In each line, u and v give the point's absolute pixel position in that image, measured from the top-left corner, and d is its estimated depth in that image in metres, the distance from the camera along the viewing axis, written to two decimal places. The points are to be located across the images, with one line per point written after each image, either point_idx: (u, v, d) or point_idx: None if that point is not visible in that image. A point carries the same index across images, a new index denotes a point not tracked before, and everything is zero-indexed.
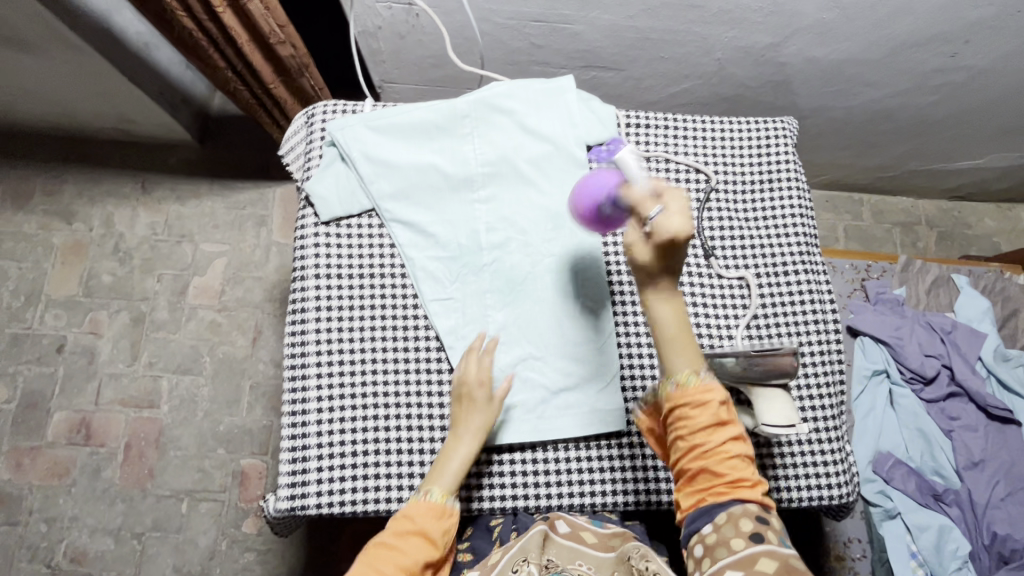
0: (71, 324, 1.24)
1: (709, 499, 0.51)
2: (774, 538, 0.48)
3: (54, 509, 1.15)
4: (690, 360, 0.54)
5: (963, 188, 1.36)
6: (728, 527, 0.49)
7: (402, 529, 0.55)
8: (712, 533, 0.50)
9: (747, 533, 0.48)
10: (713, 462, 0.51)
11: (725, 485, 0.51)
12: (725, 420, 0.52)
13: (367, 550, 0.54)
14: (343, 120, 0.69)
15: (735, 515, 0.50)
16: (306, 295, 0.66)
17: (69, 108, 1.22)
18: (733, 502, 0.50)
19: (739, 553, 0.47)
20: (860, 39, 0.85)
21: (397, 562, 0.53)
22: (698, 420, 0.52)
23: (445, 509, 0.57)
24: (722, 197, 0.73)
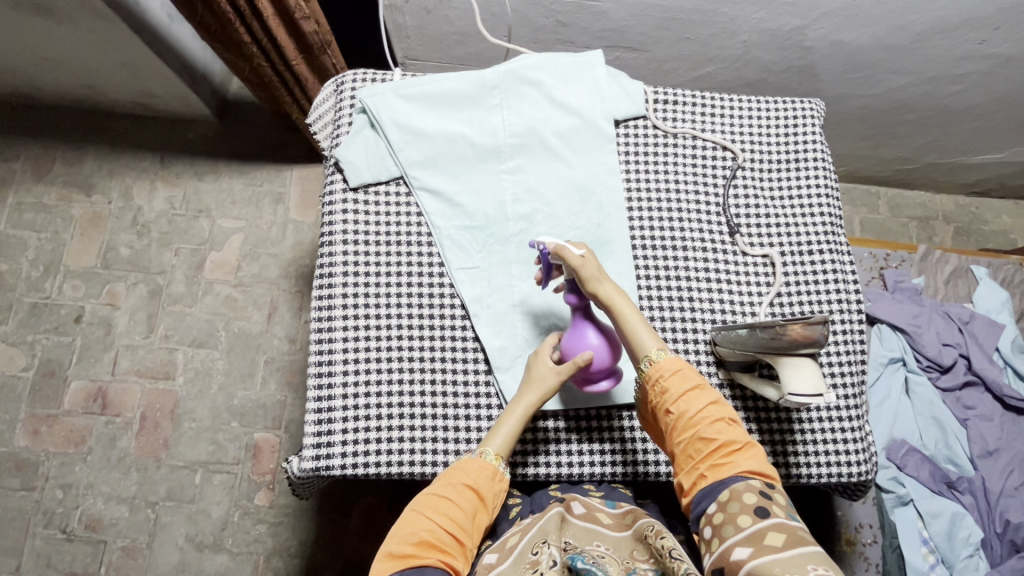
0: (89, 295, 1.25)
1: (710, 475, 0.52)
2: (779, 511, 0.48)
3: (71, 476, 1.17)
4: (654, 337, 0.59)
5: (981, 183, 1.36)
6: (732, 504, 0.49)
7: (455, 482, 0.56)
8: (718, 512, 0.49)
9: (751, 508, 0.48)
10: (707, 436, 0.54)
11: (723, 459, 0.53)
12: (713, 397, 0.56)
13: (417, 500, 0.55)
14: (374, 87, 0.69)
15: (738, 491, 0.50)
16: (334, 260, 0.66)
17: (91, 79, 1.23)
18: (734, 476, 0.51)
19: (747, 530, 0.46)
20: (889, 23, 0.85)
21: (449, 513, 0.54)
22: (686, 398, 0.56)
23: (498, 472, 0.58)
24: (748, 175, 0.73)
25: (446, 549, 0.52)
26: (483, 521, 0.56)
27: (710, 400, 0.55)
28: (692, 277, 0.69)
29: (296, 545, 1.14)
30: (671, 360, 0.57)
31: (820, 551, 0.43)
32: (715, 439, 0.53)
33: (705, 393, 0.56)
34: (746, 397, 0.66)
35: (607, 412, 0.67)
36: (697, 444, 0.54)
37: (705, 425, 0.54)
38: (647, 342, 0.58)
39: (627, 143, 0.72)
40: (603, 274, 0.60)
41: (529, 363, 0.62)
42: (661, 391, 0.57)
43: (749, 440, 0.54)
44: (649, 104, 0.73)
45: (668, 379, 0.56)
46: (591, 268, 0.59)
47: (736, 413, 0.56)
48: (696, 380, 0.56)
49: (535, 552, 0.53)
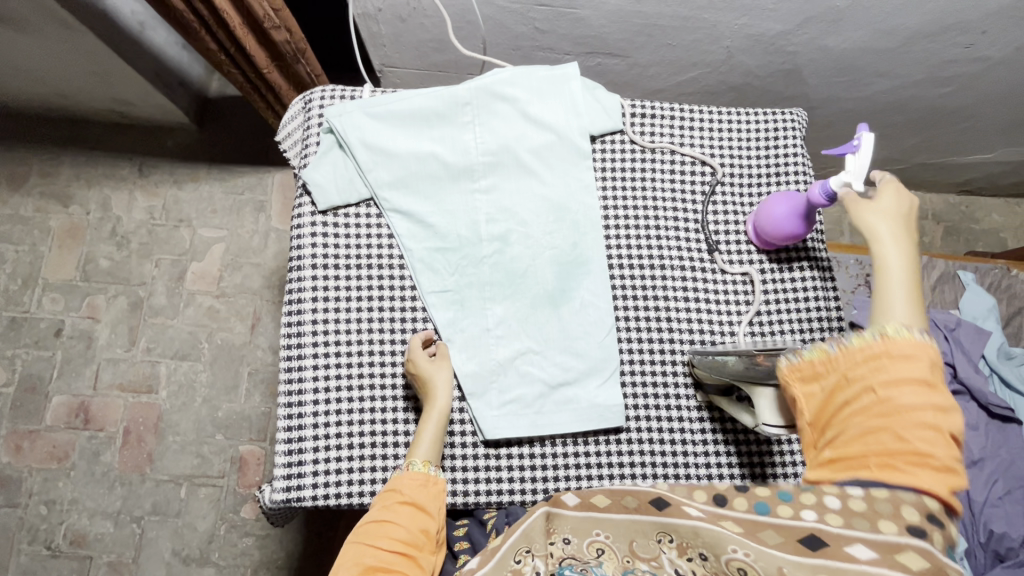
0: (69, 308, 1.24)
1: (876, 468, 0.41)
2: (942, 543, 0.38)
3: (54, 491, 1.16)
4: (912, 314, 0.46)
5: (971, 182, 1.34)
6: (881, 509, 0.39)
7: (390, 501, 0.54)
8: (860, 513, 0.40)
9: (907, 525, 0.38)
10: (897, 432, 0.41)
11: (904, 464, 0.40)
12: (931, 391, 0.41)
13: (355, 532, 0.52)
14: (341, 105, 0.67)
15: (900, 502, 0.39)
16: (303, 285, 0.65)
17: (65, 88, 1.20)
18: (911, 490, 0.39)
19: (887, 538, 0.38)
20: (875, 27, 0.83)
21: (390, 534, 0.52)
22: (895, 379, 0.42)
23: (431, 478, 0.57)
24: (727, 190, 0.71)
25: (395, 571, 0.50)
26: (429, 534, 0.54)
27: (932, 393, 0.41)
28: (670, 298, 0.68)
29: (284, 557, 1.14)
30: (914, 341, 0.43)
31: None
32: (908, 439, 0.40)
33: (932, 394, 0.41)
34: (725, 419, 0.65)
35: (585, 437, 0.64)
36: (864, 431, 0.42)
37: (906, 416, 0.41)
38: (897, 309, 0.46)
39: (604, 159, 0.70)
40: (899, 228, 0.52)
41: (413, 373, 0.61)
42: (870, 363, 0.43)
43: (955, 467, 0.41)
44: (626, 118, 0.71)
45: (887, 353, 0.43)
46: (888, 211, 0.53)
47: (961, 427, 0.41)
48: (916, 366, 0.42)
49: (517, 560, 0.49)
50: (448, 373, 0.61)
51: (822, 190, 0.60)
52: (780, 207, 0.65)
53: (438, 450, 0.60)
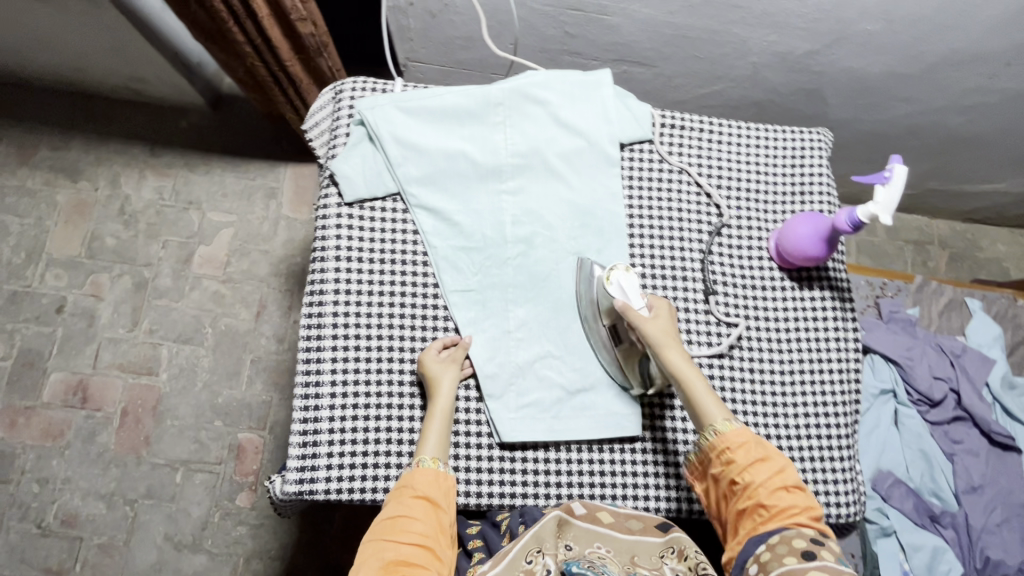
0: (72, 285, 1.22)
1: (765, 533, 0.53)
2: (829, 556, 0.50)
3: (48, 470, 1.14)
4: (718, 406, 0.58)
5: (979, 210, 1.36)
6: (780, 547, 0.51)
7: (403, 496, 0.55)
8: (766, 552, 0.52)
9: (799, 551, 0.50)
10: (765, 496, 0.54)
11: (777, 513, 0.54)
12: (778, 467, 0.56)
13: (374, 528, 0.54)
14: (373, 98, 0.67)
15: (788, 536, 0.52)
16: (325, 276, 0.64)
17: (81, 62, 1.18)
18: (784, 529, 0.53)
19: (791, 566, 0.49)
20: (901, 52, 0.83)
21: (409, 529, 0.54)
22: (750, 466, 0.56)
23: (441, 472, 0.58)
24: (751, 205, 0.71)
25: (417, 565, 0.52)
26: (444, 527, 0.55)
27: (774, 464, 0.56)
28: (691, 309, 0.68)
29: (277, 548, 1.13)
30: (734, 433, 0.57)
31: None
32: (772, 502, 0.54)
33: (770, 461, 0.56)
34: None
35: (599, 444, 0.64)
36: (757, 507, 0.54)
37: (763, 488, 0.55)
38: (713, 412, 0.58)
39: (632, 168, 0.71)
40: (669, 338, 0.60)
41: (423, 371, 0.61)
42: (724, 458, 0.57)
43: (809, 504, 0.55)
44: (656, 128, 0.71)
45: (732, 447, 0.56)
46: (663, 337, 0.60)
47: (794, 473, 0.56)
48: (761, 450, 0.56)
49: (529, 560, 0.53)
50: (454, 373, 0.61)
51: (848, 218, 0.59)
52: (804, 228, 0.65)
53: (446, 447, 0.59)
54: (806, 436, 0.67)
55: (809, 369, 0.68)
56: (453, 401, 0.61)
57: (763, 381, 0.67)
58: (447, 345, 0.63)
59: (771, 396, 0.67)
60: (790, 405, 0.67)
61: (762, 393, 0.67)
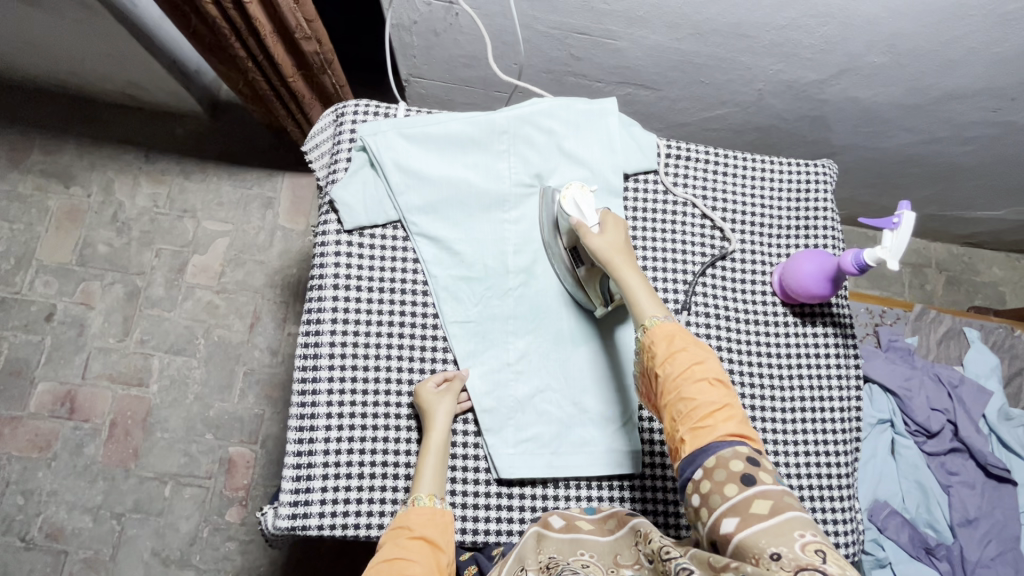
0: (62, 292, 1.20)
1: (690, 439, 0.51)
2: (767, 478, 0.47)
3: (33, 482, 1.12)
4: (656, 305, 0.57)
5: (977, 235, 1.36)
6: (718, 472, 0.48)
7: (399, 538, 0.53)
8: (705, 480, 0.48)
9: (738, 476, 0.47)
10: (688, 393, 0.52)
11: (705, 422, 0.51)
12: (704, 368, 0.53)
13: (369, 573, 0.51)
14: (375, 123, 0.65)
15: (725, 458, 0.49)
16: (323, 304, 0.63)
17: (76, 66, 1.16)
18: (713, 441, 0.50)
19: (733, 501, 0.46)
20: (906, 85, 0.83)
21: (408, 570, 0.51)
22: (671, 362, 0.54)
23: (438, 509, 0.56)
24: (755, 238, 0.71)
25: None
26: (441, 567, 0.53)
27: (701, 368, 0.53)
28: None
29: (266, 565, 1.11)
30: (663, 329, 0.55)
31: (802, 520, 0.43)
32: (695, 400, 0.52)
33: (692, 355, 0.54)
34: None
35: (598, 481, 0.63)
36: (680, 407, 0.52)
37: (690, 391, 0.52)
38: (649, 312, 0.57)
39: (636, 198, 0.70)
40: (617, 250, 0.59)
41: (418, 403, 0.60)
42: (649, 356, 0.55)
43: (732, 404, 0.52)
44: (661, 159, 0.71)
45: (659, 347, 0.54)
46: (610, 243, 0.59)
47: (724, 376, 0.54)
48: (688, 350, 0.54)
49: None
50: (449, 405, 0.59)
51: (854, 260, 0.58)
52: (808, 266, 0.65)
53: (442, 482, 0.59)
54: (806, 475, 0.66)
55: (810, 406, 0.68)
56: (447, 435, 0.60)
57: (764, 418, 0.67)
58: (442, 377, 0.61)
59: (772, 434, 0.66)
60: (791, 442, 0.66)
61: (763, 430, 0.66)
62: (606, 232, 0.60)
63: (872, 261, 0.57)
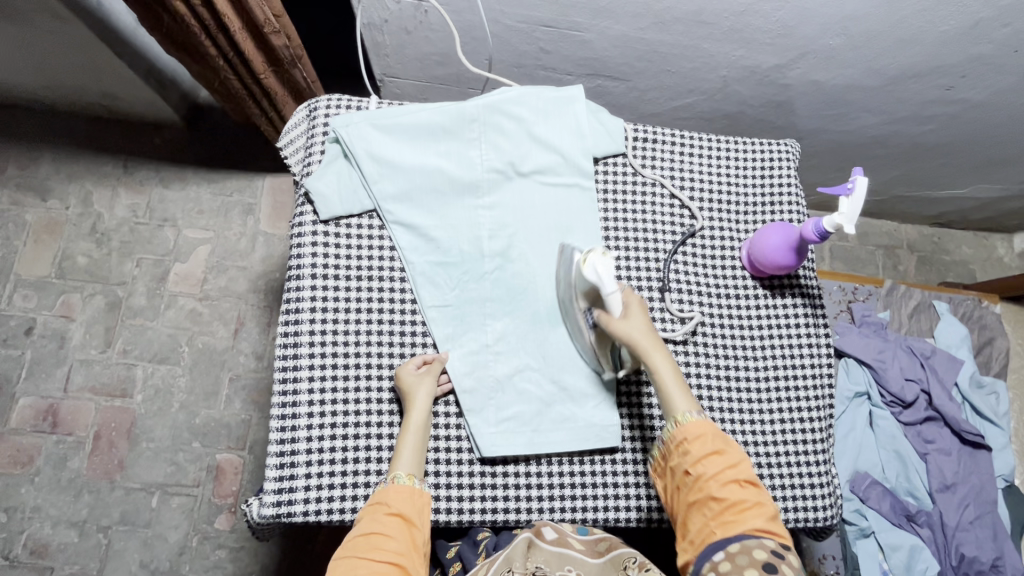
0: (42, 306, 1.19)
1: (718, 532, 0.53)
2: (790, 572, 0.49)
3: (16, 498, 1.10)
4: (687, 400, 0.58)
5: (944, 215, 1.40)
6: (742, 556, 0.50)
7: (377, 513, 0.55)
8: (726, 562, 0.51)
9: (761, 564, 0.50)
10: (717, 488, 0.54)
11: (731, 515, 0.53)
12: (733, 462, 0.55)
13: (346, 546, 0.53)
14: (348, 116, 0.67)
15: (749, 546, 0.51)
16: (301, 294, 0.64)
17: (50, 79, 1.17)
18: (741, 534, 0.52)
19: None
20: (863, 66, 0.86)
21: (383, 547, 0.53)
22: (703, 457, 0.55)
23: (416, 489, 0.57)
24: (723, 216, 0.73)
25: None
26: (416, 544, 0.54)
27: (730, 463, 0.55)
28: (667, 320, 0.69)
29: (258, 571, 1.10)
30: (697, 426, 0.56)
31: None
32: (724, 496, 0.54)
33: (725, 453, 0.56)
34: None
35: (580, 456, 0.64)
36: (708, 498, 0.54)
37: (718, 484, 0.54)
38: (677, 401, 0.58)
39: (606, 181, 0.72)
40: (646, 338, 0.59)
41: (398, 385, 0.61)
42: (679, 447, 0.57)
43: (760, 500, 0.54)
44: (629, 142, 0.73)
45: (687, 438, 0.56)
46: (638, 330, 0.59)
47: (751, 470, 0.56)
48: (718, 444, 0.56)
49: None
50: (428, 387, 0.60)
51: (814, 228, 0.61)
52: (773, 238, 0.67)
53: (420, 462, 0.59)
54: (782, 443, 0.68)
55: (783, 375, 0.69)
56: (427, 415, 0.60)
57: (738, 388, 0.68)
58: (421, 361, 0.62)
59: (747, 403, 0.68)
60: (766, 412, 0.68)
61: (738, 401, 0.68)
62: (635, 320, 0.59)
63: (829, 229, 0.59)
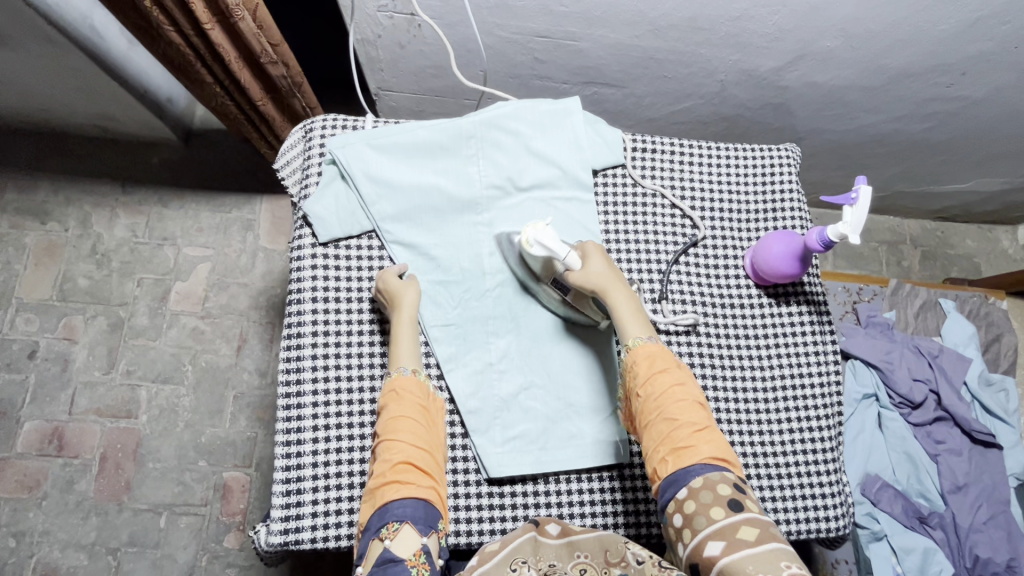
0: (44, 329, 1.19)
1: (674, 463, 0.52)
2: (752, 506, 0.49)
3: (24, 523, 1.10)
4: (642, 327, 0.59)
5: (948, 209, 1.39)
6: (705, 493, 0.49)
7: (403, 404, 0.56)
8: (689, 500, 0.50)
9: (725, 500, 0.49)
10: (671, 412, 0.54)
11: (685, 444, 0.53)
12: (682, 387, 0.55)
13: (377, 434, 0.56)
14: (344, 136, 0.66)
15: (712, 481, 0.50)
16: (302, 318, 0.63)
17: (45, 101, 1.16)
18: (698, 464, 0.52)
19: (719, 525, 0.47)
20: (861, 66, 0.85)
21: (410, 433, 0.55)
22: (652, 385, 0.56)
23: (426, 380, 0.59)
24: (724, 224, 0.72)
25: (420, 472, 0.54)
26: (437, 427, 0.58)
27: (680, 389, 0.55)
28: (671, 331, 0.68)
29: None
30: (647, 349, 0.58)
31: (786, 548, 0.45)
32: (678, 419, 0.54)
33: (673, 378, 0.56)
34: None
35: (588, 473, 0.63)
36: (662, 428, 0.54)
37: (671, 414, 0.54)
38: (631, 328, 0.59)
39: (606, 193, 0.71)
40: (609, 278, 0.61)
41: (384, 290, 0.62)
42: (631, 376, 0.57)
43: (711, 425, 0.54)
44: (628, 152, 0.72)
45: (640, 369, 0.57)
46: (601, 270, 0.61)
47: (701, 395, 0.56)
48: (666, 370, 0.56)
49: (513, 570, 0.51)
50: (415, 290, 0.61)
51: (818, 238, 0.60)
52: (779, 247, 0.66)
53: (417, 355, 0.61)
54: (792, 453, 0.67)
55: (791, 383, 0.69)
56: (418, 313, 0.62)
57: (746, 398, 0.68)
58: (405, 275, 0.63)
59: (756, 413, 0.68)
60: (775, 421, 0.68)
61: (747, 410, 0.67)
62: (597, 264, 0.62)
63: (832, 237, 0.58)
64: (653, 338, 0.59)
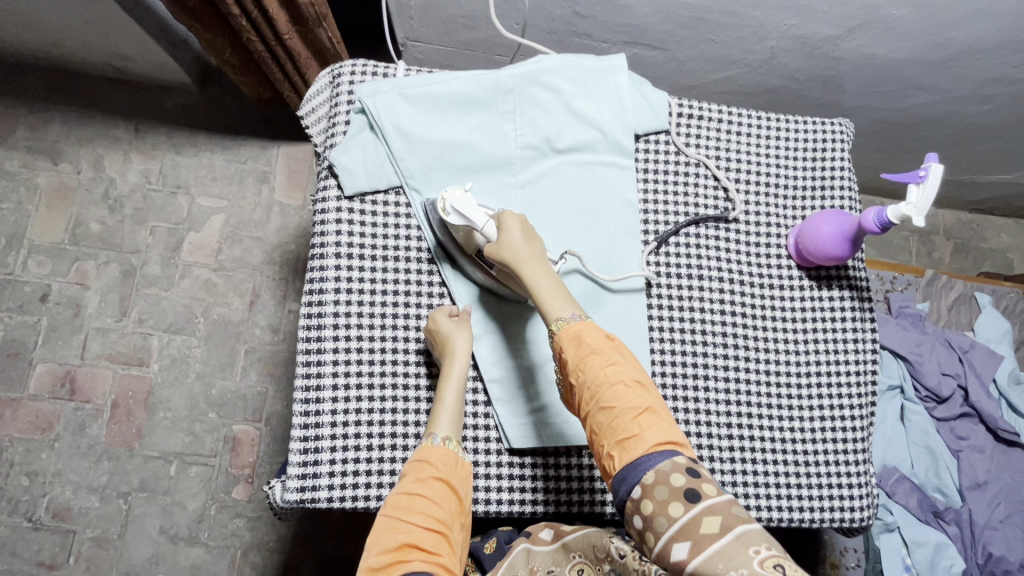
0: (56, 272, 1.17)
1: (621, 458, 0.48)
2: (711, 490, 0.45)
3: (37, 463, 1.11)
4: (562, 304, 0.55)
5: (987, 201, 1.33)
6: (659, 489, 0.45)
7: (424, 475, 0.52)
8: (647, 500, 0.46)
9: (682, 492, 0.45)
10: (607, 400, 0.50)
11: (627, 434, 0.49)
12: (615, 368, 0.51)
13: (388, 501, 0.51)
14: (374, 84, 0.62)
15: (664, 472, 0.46)
16: (325, 275, 0.61)
17: (57, 35, 1.11)
18: (645, 455, 0.47)
19: (681, 523, 0.43)
20: (924, 39, 0.80)
21: (426, 509, 0.50)
22: (585, 370, 0.51)
23: (460, 458, 0.55)
24: (768, 200, 0.69)
25: (427, 549, 0.48)
26: (459, 513, 0.52)
27: (614, 372, 0.51)
28: (705, 309, 0.65)
29: (275, 540, 1.11)
30: (569, 331, 0.53)
31: (753, 529, 0.42)
32: (615, 407, 0.50)
33: (605, 358, 0.52)
34: (751, 436, 0.64)
35: None
36: (601, 419, 0.50)
37: (607, 402, 0.50)
38: (550, 307, 0.55)
39: (647, 160, 0.67)
40: (525, 251, 0.57)
41: (434, 334, 0.58)
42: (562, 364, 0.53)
43: (652, 405, 0.50)
44: (673, 118, 0.68)
45: (571, 355, 0.52)
46: (517, 242, 0.57)
47: (640, 375, 0.52)
48: (595, 352, 0.52)
49: None
50: (467, 337, 0.58)
51: (876, 218, 0.56)
52: (829, 227, 0.63)
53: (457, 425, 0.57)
54: (822, 441, 0.65)
55: (825, 369, 0.66)
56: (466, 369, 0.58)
57: (779, 382, 0.65)
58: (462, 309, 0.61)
59: (787, 399, 0.65)
60: (805, 407, 0.65)
61: (778, 395, 0.65)
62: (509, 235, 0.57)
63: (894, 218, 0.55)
64: (575, 317, 0.54)
